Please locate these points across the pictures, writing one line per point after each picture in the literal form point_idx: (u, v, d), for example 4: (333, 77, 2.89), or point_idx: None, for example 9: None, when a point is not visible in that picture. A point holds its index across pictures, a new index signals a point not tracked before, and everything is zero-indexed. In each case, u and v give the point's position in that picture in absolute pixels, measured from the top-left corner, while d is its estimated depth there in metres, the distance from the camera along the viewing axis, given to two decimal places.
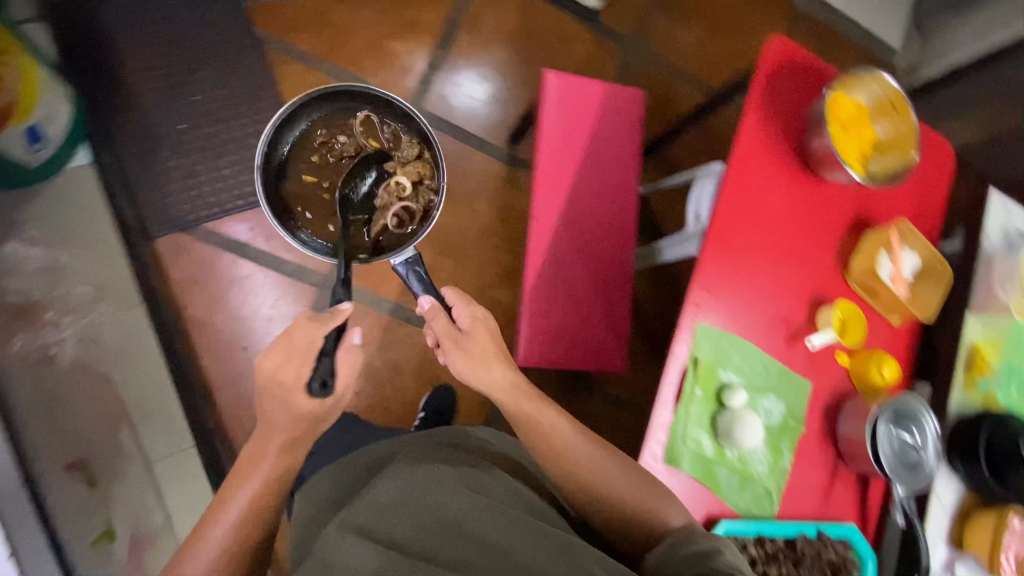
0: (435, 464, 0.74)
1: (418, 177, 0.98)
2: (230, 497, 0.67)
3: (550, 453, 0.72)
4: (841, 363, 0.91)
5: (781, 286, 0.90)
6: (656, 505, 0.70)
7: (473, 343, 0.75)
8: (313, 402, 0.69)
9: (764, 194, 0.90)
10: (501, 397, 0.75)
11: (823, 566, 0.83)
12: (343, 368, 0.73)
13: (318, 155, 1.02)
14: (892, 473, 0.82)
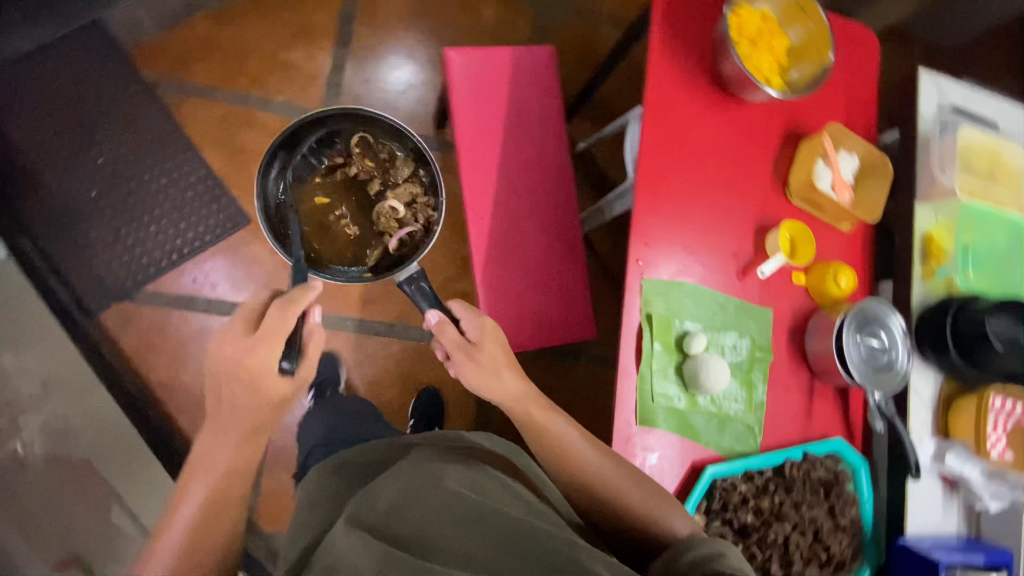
0: (436, 464, 0.69)
1: (413, 200, 1.10)
2: (186, 504, 0.66)
3: (560, 453, 0.73)
4: (797, 283, 0.90)
5: (722, 220, 0.88)
6: (663, 514, 0.68)
7: (482, 353, 0.77)
8: (282, 382, 0.71)
9: (685, 131, 0.87)
10: (515, 401, 0.77)
11: (814, 484, 0.84)
12: (310, 347, 0.76)
13: (319, 178, 1.07)
14: (863, 380, 0.81)
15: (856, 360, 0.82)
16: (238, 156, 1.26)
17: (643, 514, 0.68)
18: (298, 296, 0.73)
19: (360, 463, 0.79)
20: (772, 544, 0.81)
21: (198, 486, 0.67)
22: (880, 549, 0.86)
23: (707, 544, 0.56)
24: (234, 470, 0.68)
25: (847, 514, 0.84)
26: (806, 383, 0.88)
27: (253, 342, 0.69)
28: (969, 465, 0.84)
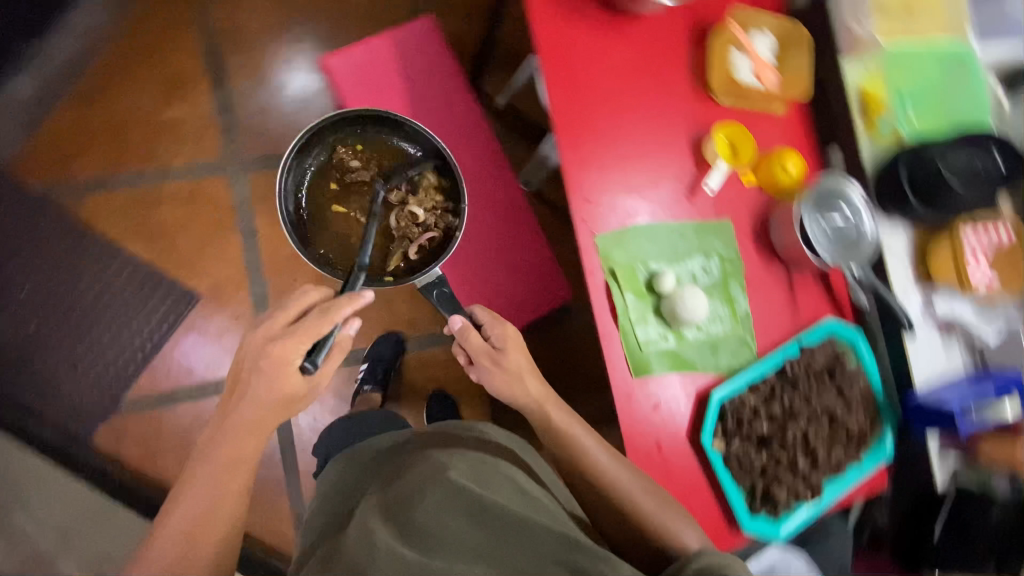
0: (439, 452, 0.68)
1: (435, 207, 0.93)
2: (188, 499, 0.69)
3: (574, 454, 0.74)
4: (748, 184, 0.87)
5: (654, 147, 0.84)
6: (674, 523, 0.68)
7: (505, 359, 0.77)
8: (299, 378, 0.71)
9: (589, 70, 0.82)
10: (539, 403, 0.78)
11: (819, 373, 0.84)
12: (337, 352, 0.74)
13: (335, 181, 0.95)
14: (834, 260, 0.81)
15: (821, 240, 0.81)
16: (160, 235, 1.20)
17: (657, 526, 0.67)
18: (347, 304, 0.72)
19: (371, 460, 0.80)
20: (795, 444, 0.81)
21: (199, 479, 0.69)
22: (896, 410, 0.86)
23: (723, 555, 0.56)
24: (230, 466, 0.70)
25: (857, 392, 0.85)
26: (785, 277, 0.87)
27: (288, 330, 0.70)
28: (957, 301, 0.85)
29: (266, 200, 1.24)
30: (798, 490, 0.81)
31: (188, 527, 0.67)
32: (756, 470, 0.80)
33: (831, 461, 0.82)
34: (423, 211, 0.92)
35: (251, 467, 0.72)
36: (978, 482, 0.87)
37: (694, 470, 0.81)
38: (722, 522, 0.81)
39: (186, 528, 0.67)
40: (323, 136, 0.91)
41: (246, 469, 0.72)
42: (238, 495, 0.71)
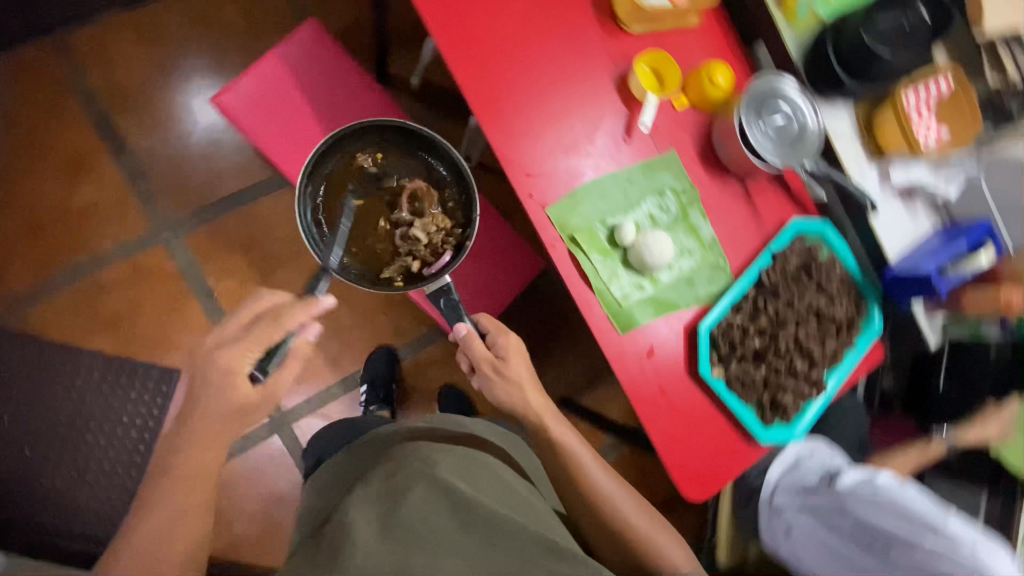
0: (428, 447, 0.71)
1: (444, 231, 0.86)
2: (152, 512, 0.67)
3: (571, 462, 0.77)
4: (682, 109, 0.84)
5: (579, 98, 0.81)
6: (659, 542, 0.73)
7: (509, 370, 0.81)
8: (249, 387, 0.71)
9: (489, 41, 0.78)
10: (536, 412, 0.80)
11: (797, 274, 0.84)
12: (291, 359, 0.74)
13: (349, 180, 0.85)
14: (783, 161, 0.80)
15: (768, 149, 0.79)
16: (118, 322, 1.16)
17: (648, 547, 0.71)
18: (300, 312, 0.71)
19: (359, 453, 0.82)
20: (790, 348, 0.82)
21: (163, 490, 0.68)
22: (877, 286, 0.87)
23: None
24: (189, 480, 0.69)
25: (836, 281, 0.85)
26: (739, 189, 0.86)
27: (236, 337, 0.71)
28: (914, 167, 0.84)
29: (212, 255, 1.19)
30: (803, 389, 0.83)
31: (149, 537, 0.66)
32: (760, 384, 0.82)
33: (827, 353, 0.84)
34: (428, 233, 0.85)
35: (215, 481, 0.71)
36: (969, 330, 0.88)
37: (701, 402, 0.82)
38: (740, 441, 0.83)
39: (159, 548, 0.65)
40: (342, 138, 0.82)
41: (210, 477, 0.71)
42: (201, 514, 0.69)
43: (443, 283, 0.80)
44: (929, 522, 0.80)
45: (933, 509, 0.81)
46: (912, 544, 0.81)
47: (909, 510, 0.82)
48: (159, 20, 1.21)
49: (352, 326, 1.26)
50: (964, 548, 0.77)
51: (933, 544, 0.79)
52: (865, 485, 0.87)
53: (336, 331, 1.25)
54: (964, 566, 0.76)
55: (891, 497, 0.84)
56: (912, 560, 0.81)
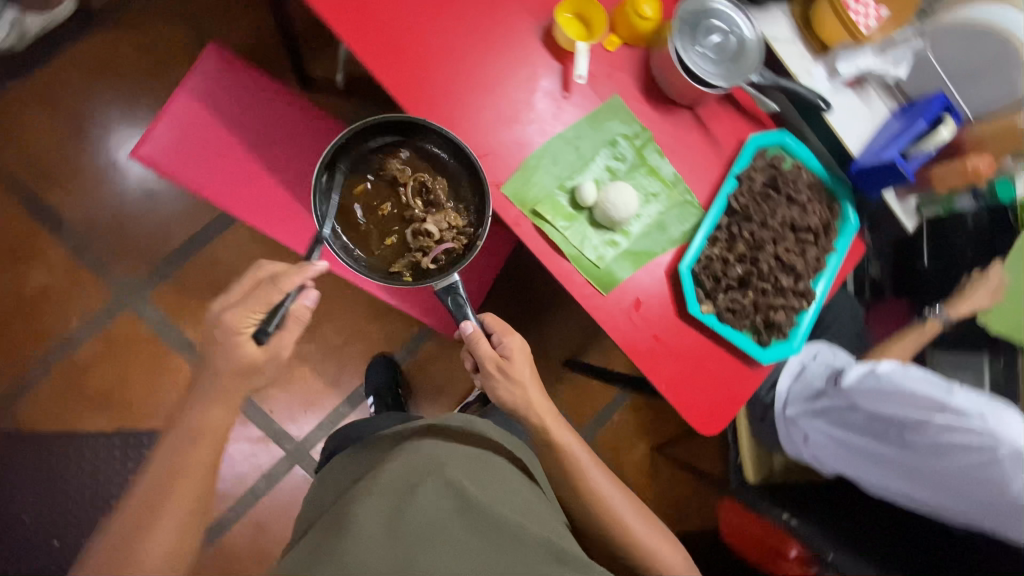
0: (436, 441, 0.74)
1: (455, 230, 0.80)
2: (160, 480, 0.63)
3: (570, 462, 0.80)
4: (614, 49, 0.81)
5: (508, 64, 0.77)
6: (650, 538, 0.78)
7: (514, 372, 0.78)
8: (254, 348, 0.68)
9: (399, 26, 0.74)
10: (538, 414, 0.79)
11: (765, 191, 0.83)
12: (291, 319, 0.69)
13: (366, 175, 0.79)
14: (729, 80, 0.77)
15: (709, 71, 0.77)
16: (107, 398, 1.13)
17: (638, 544, 0.78)
18: (294, 275, 0.67)
19: (371, 442, 0.81)
20: (773, 266, 0.81)
21: (167, 456, 0.65)
22: (846, 182, 0.87)
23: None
24: (204, 438, 0.66)
25: (806, 190, 0.84)
26: (690, 118, 0.84)
27: (238, 298, 0.67)
28: (860, 55, 0.80)
29: (182, 307, 1.16)
30: (794, 303, 0.82)
31: (161, 501, 0.62)
32: (751, 308, 0.81)
33: (810, 263, 0.83)
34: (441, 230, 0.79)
35: (219, 442, 0.68)
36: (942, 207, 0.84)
37: (696, 339, 0.82)
38: (741, 366, 0.84)
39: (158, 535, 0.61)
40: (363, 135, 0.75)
41: (220, 444, 0.68)
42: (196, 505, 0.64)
43: (450, 281, 0.73)
44: (935, 399, 0.81)
45: (938, 385, 0.82)
46: (924, 423, 0.83)
47: (915, 391, 0.83)
48: (59, 81, 1.14)
49: (343, 342, 1.24)
50: (971, 415, 0.78)
51: (943, 419, 0.80)
52: (870, 376, 0.88)
53: (329, 351, 1.23)
54: (975, 433, 0.77)
55: (896, 384, 0.85)
56: (926, 438, 0.83)
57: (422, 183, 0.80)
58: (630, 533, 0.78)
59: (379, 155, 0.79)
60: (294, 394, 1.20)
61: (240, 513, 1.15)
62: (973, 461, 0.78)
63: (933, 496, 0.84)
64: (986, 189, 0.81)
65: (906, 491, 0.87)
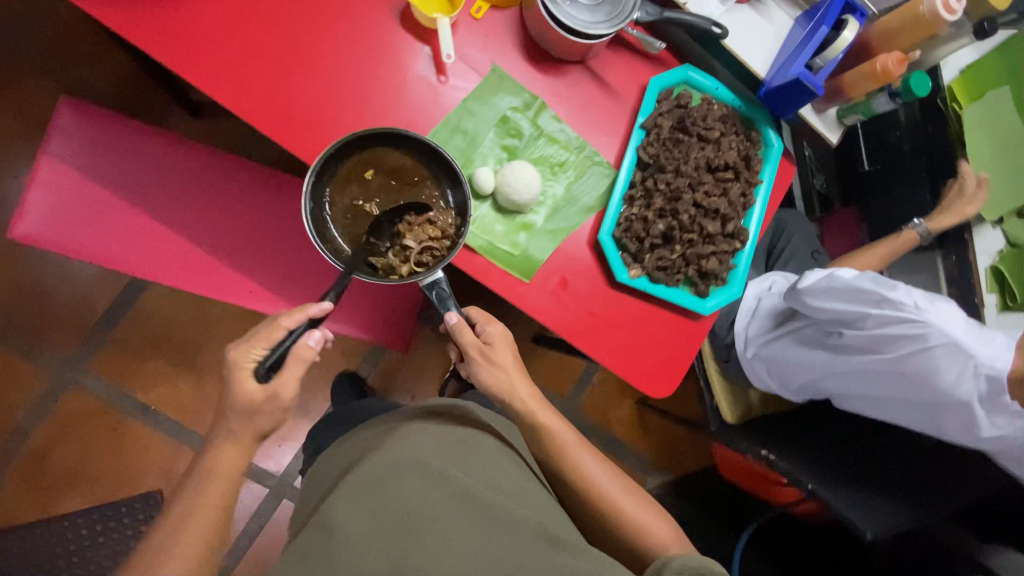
0: (419, 432, 0.69)
1: (441, 247, 0.70)
2: (172, 517, 0.60)
3: (555, 443, 0.77)
4: (482, 15, 0.74)
5: (369, 58, 0.70)
6: (645, 518, 0.72)
7: (497, 357, 0.76)
8: (254, 386, 0.62)
9: (237, 42, 0.67)
10: (522, 398, 0.77)
11: (677, 135, 0.77)
12: (293, 358, 0.63)
13: (347, 183, 0.69)
14: (611, 26, 0.70)
15: (589, 20, 0.70)
16: (75, 478, 1.10)
17: (635, 524, 0.72)
18: (298, 313, 0.63)
19: (342, 451, 0.77)
20: (695, 214, 0.77)
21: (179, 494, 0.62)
22: (762, 106, 0.81)
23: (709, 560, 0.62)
24: (215, 477, 0.63)
25: (720, 125, 0.78)
26: (582, 71, 0.78)
27: (248, 333, 0.64)
28: None
29: (128, 370, 1.13)
30: (726, 247, 0.78)
31: (166, 538, 0.59)
32: (680, 262, 0.77)
33: (736, 202, 0.78)
34: (426, 236, 0.70)
35: (233, 481, 0.64)
36: (860, 114, 0.76)
37: (632, 305, 0.79)
38: (686, 322, 0.81)
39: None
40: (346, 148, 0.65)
41: (233, 489, 0.64)
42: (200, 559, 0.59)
43: (434, 277, 0.66)
44: (877, 296, 0.73)
45: (880, 279, 0.74)
46: (864, 320, 0.76)
47: (859, 291, 0.74)
48: None
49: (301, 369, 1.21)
50: (910, 309, 0.72)
51: (880, 317, 0.74)
52: (821, 278, 0.77)
53: None
54: (911, 327, 0.72)
55: (844, 283, 0.75)
56: (863, 337, 0.77)
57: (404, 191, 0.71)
58: (626, 517, 0.72)
59: (387, 150, 0.69)
60: None
61: (236, 558, 1.14)
62: (915, 349, 0.73)
63: (867, 389, 0.82)
64: (898, 86, 0.73)
65: (863, 392, 0.82)
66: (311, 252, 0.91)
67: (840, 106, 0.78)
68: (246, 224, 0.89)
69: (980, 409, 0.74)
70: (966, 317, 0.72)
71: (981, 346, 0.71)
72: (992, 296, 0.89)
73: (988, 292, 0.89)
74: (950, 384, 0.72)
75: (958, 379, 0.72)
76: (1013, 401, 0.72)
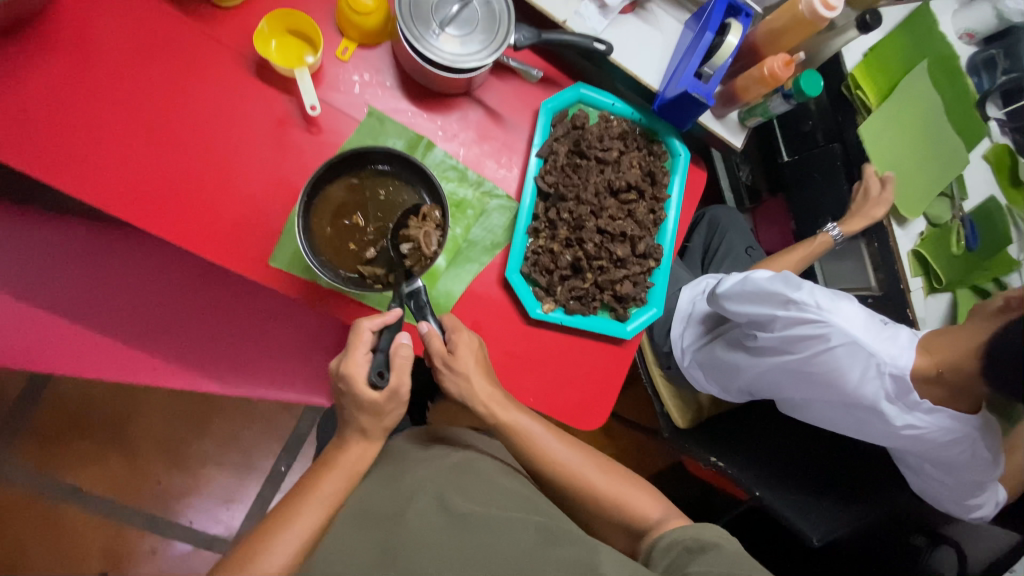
0: (415, 467, 0.70)
1: (437, 242, 0.63)
2: (296, 497, 0.62)
3: (526, 449, 0.69)
4: (350, 55, 0.69)
5: (228, 119, 0.65)
6: (639, 501, 0.68)
7: (460, 364, 0.66)
8: (373, 393, 0.61)
9: (79, 122, 0.62)
10: (484, 403, 0.68)
11: (574, 156, 0.75)
12: (397, 360, 0.61)
13: (330, 206, 0.63)
14: (485, 56, 0.65)
15: (461, 53, 0.65)
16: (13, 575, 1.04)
17: (619, 505, 0.68)
18: (377, 317, 0.61)
19: None
20: (601, 240, 0.74)
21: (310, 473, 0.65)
22: (661, 118, 0.78)
23: (697, 529, 0.60)
24: (337, 469, 0.64)
25: (619, 144, 0.76)
26: (469, 103, 0.73)
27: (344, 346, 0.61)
28: None
29: (51, 455, 1.07)
30: (638, 268, 0.76)
31: (295, 514, 0.60)
32: (594, 290, 0.75)
33: (644, 221, 0.76)
34: (421, 235, 0.63)
35: (353, 476, 0.65)
36: (758, 116, 0.73)
37: (552, 340, 0.76)
38: (610, 348, 0.78)
39: (277, 554, 0.57)
40: (323, 180, 0.61)
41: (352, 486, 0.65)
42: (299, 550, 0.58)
43: (415, 286, 0.62)
44: (783, 298, 0.71)
45: (788, 280, 0.72)
46: (773, 322, 0.73)
47: (767, 291, 0.72)
48: None
49: (240, 427, 1.14)
50: (812, 310, 0.70)
51: (787, 319, 0.71)
52: (737, 281, 0.75)
53: (230, 441, 1.13)
54: (814, 327, 0.70)
55: (756, 285, 0.73)
56: (772, 339, 0.74)
57: (393, 198, 0.65)
58: (610, 500, 0.68)
59: (356, 174, 0.64)
60: (208, 496, 1.12)
61: None
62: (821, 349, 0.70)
63: (783, 391, 0.79)
64: (790, 87, 0.70)
65: (790, 394, 0.79)
66: (213, 319, 0.86)
67: (740, 110, 0.76)
68: (138, 299, 0.83)
69: (889, 409, 0.72)
70: (871, 316, 0.71)
71: (882, 344, 0.69)
72: (918, 280, 0.89)
73: (914, 275, 0.89)
74: (855, 384, 0.71)
75: (862, 378, 0.70)
76: (924, 400, 0.69)
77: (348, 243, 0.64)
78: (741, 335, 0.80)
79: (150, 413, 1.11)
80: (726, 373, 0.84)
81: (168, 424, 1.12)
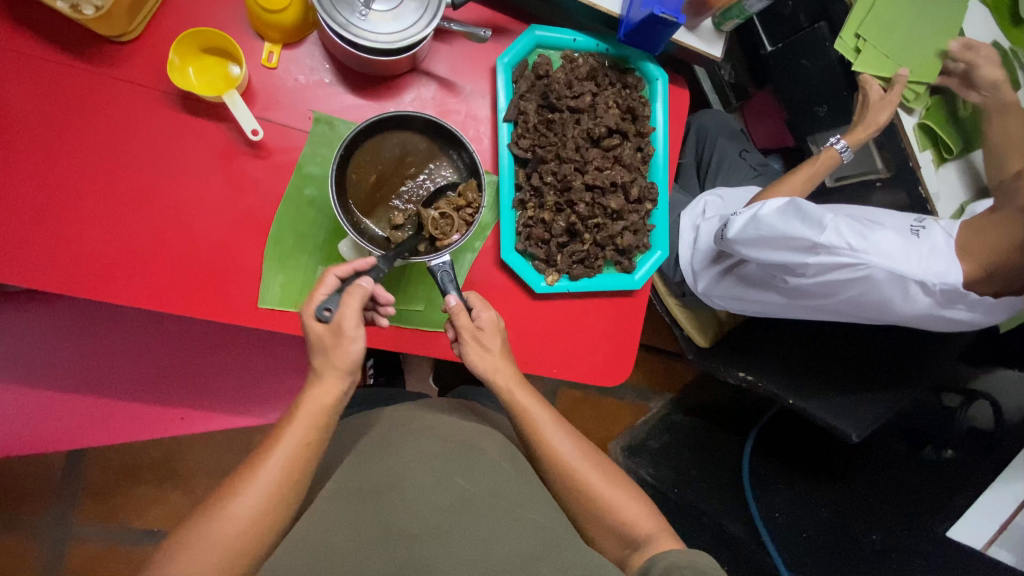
0: (405, 445, 0.60)
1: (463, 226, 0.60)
2: (263, 443, 0.54)
3: (528, 428, 0.60)
4: (278, 60, 0.62)
5: (169, 164, 0.60)
6: (633, 509, 0.59)
7: (489, 342, 0.59)
8: (316, 325, 0.53)
9: (15, 205, 0.57)
10: (504, 388, 0.59)
11: (544, 109, 0.69)
12: (346, 296, 0.53)
13: (361, 167, 0.60)
14: (429, 20, 0.57)
15: (400, 28, 0.58)
16: None
17: (612, 512, 0.59)
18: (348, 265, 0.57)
19: None
20: (592, 197, 0.69)
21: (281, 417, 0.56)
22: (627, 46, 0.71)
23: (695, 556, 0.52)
24: (302, 414, 0.54)
25: (590, 85, 0.69)
26: (418, 78, 0.67)
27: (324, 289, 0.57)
28: None
29: (116, 508, 1.11)
30: (636, 216, 0.72)
31: (256, 464, 0.53)
32: (595, 250, 0.71)
33: (633, 162, 0.71)
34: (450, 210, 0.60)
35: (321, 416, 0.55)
36: (735, 19, 0.67)
37: (562, 308, 0.73)
38: (620, 301, 0.75)
39: (244, 500, 0.51)
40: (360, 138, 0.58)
41: (323, 429, 0.55)
42: (267, 508, 0.52)
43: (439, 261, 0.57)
44: (811, 244, 0.70)
45: (812, 220, 0.70)
46: (801, 266, 0.73)
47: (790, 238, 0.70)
48: None
49: None
50: (846, 253, 0.69)
51: (819, 263, 0.71)
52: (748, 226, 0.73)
53: None
54: (852, 270, 0.70)
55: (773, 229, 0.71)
56: (806, 283, 0.75)
57: (428, 166, 0.63)
58: (603, 502, 0.59)
59: (398, 137, 0.61)
60: None
61: None
62: (857, 282, 0.72)
63: (821, 317, 0.83)
64: None
65: (820, 314, 0.82)
66: (220, 360, 0.84)
67: (714, 16, 0.69)
68: (141, 356, 0.82)
69: (929, 310, 0.75)
70: (902, 239, 0.71)
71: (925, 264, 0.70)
72: (927, 154, 0.85)
73: (923, 150, 0.85)
74: (893, 301, 0.74)
75: (901, 297, 0.73)
76: (970, 295, 0.72)
77: (382, 202, 0.62)
78: (766, 277, 0.81)
79: (193, 452, 1.14)
80: (749, 304, 0.86)
81: (213, 456, 1.14)
